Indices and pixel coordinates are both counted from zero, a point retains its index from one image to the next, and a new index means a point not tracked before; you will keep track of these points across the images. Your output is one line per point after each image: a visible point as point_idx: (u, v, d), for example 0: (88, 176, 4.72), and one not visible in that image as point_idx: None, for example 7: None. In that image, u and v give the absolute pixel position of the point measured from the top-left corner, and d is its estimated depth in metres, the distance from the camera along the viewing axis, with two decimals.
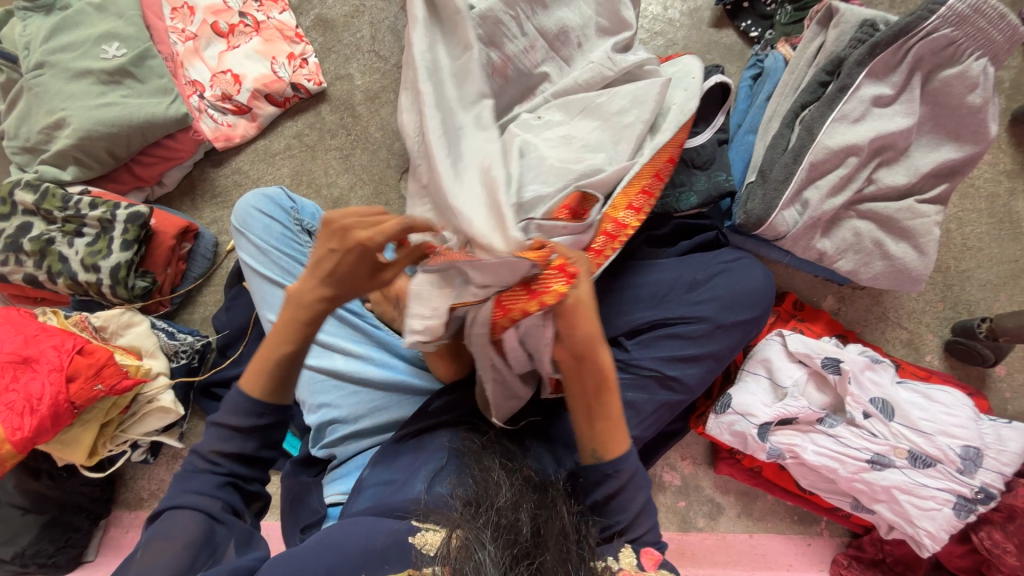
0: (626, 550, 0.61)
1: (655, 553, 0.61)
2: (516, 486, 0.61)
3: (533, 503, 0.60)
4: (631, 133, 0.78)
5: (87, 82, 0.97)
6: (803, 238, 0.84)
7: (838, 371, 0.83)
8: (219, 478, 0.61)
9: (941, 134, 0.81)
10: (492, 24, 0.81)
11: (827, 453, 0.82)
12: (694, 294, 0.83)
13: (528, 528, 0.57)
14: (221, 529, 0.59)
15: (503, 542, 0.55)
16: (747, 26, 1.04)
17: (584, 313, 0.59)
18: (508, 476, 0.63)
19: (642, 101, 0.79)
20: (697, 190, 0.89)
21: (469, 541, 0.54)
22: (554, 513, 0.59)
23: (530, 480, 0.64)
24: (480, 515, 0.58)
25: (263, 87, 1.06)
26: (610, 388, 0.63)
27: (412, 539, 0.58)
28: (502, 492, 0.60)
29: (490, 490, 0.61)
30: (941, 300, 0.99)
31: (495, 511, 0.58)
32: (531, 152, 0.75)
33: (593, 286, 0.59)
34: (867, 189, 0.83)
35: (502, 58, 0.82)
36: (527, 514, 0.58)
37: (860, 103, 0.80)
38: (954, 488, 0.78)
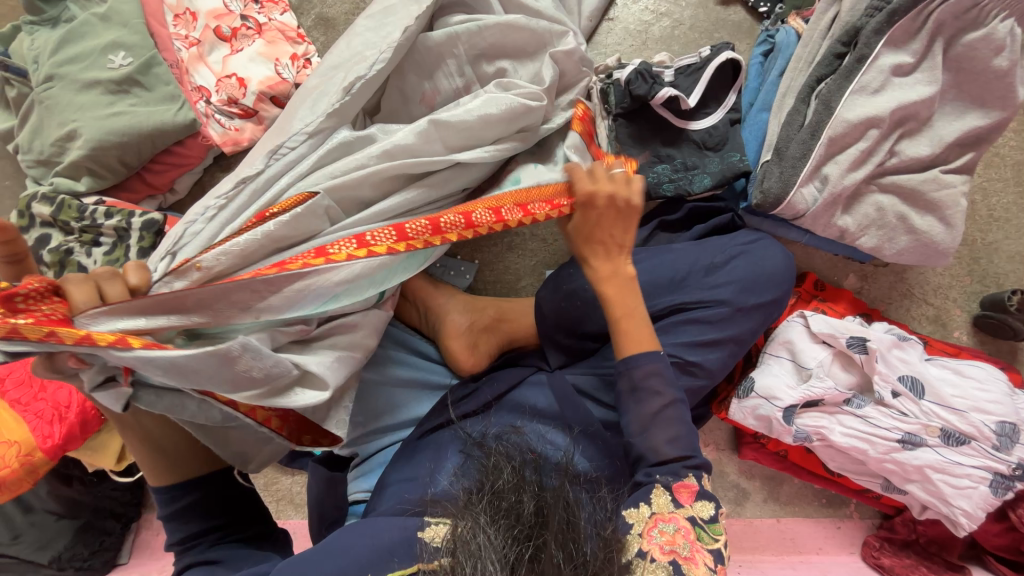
0: (659, 490, 0.62)
1: (688, 484, 0.63)
2: (517, 469, 0.61)
3: (535, 485, 0.59)
4: (455, 134, 0.74)
5: (96, 93, 0.98)
6: (823, 216, 0.82)
7: (864, 350, 0.81)
8: (207, 539, 0.61)
9: (966, 101, 0.78)
10: (428, 53, 0.77)
11: (854, 434, 0.81)
12: (712, 277, 0.82)
13: (529, 509, 0.56)
14: (216, 568, 0.58)
15: (502, 525, 0.54)
16: (755, 2, 1.02)
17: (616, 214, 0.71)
18: (509, 458, 0.63)
19: (483, 103, 0.74)
20: (711, 172, 0.89)
21: (468, 528, 0.54)
22: (556, 494, 0.58)
23: (533, 464, 0.63)
24: (481, 499, 0.58)
25: (268, 89, 1.05)
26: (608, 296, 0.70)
27: (420, 534, 0.58)
28: (503, 475, 0.60)
29: (491, 474, 0.61)
30: (968, 275, 0.96)
31: (495, 495, 0.57)
32: (326, 161, 0.70)
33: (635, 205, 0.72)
34: (889, 162, 0.80)
35: (434, 90, 0.79)
36: (529, 495, 0.58)
37: (880, 73, 0.77)
38: (989, 465, 0.76)
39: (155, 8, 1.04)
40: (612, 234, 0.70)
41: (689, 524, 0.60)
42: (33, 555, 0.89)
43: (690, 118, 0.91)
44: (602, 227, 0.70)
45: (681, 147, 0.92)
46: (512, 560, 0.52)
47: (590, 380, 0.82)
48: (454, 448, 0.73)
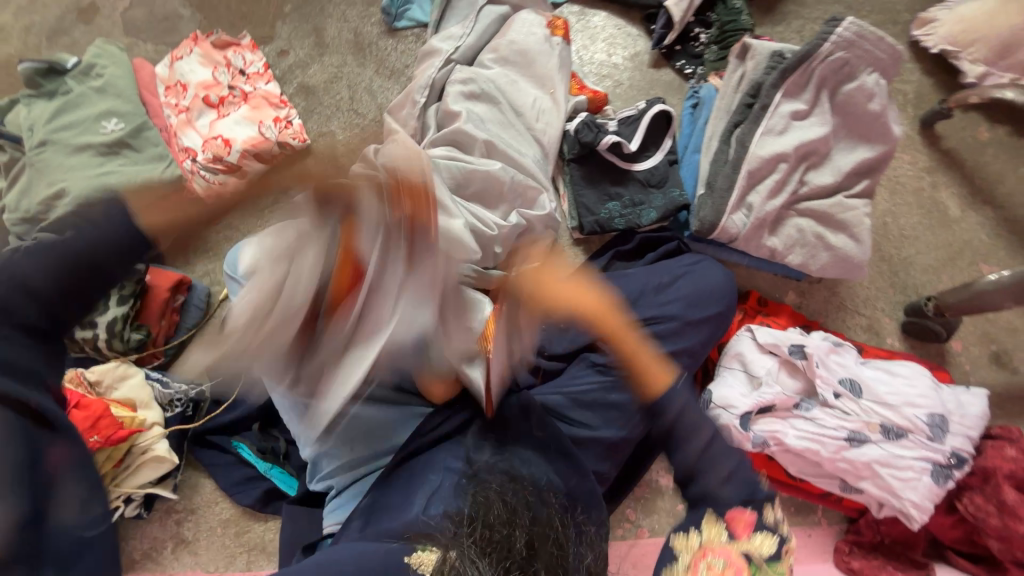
0: (711, 520, 0.57)
1: (747, 519, 0.56)
2: (508, 503, 0.64)
3: (526, 518, 0.62)
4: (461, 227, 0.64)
5: (86, 155, 1.05)
6: (754, 237, 0.93)
7: (804, 356, 0.90)
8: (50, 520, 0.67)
9: (855, 138, 0.92)
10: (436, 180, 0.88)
11: (807, 436, 0.86)
12: (662, 296, 0.90)
13: (521, 543, 0.59)
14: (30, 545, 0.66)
15: (495, 558, 0.58)
16: (681, 65, 1.19)
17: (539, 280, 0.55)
18: (499, 491, 0.67)
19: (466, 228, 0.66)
20: (656, 207, 1.02)
21: (460, 562, 0.57)
22: (545, 523, 0.63)
23: (522, 494, 0.67)
24: (473, 532, 0.60)
25: (251, 147, 1.14)
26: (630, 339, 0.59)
27: (408, 560, 0.61)
28: (494, 509, 0.63)
29: (482, 507, 0.64)
30: (891, 287, 1.07)
31: (489, 528, 0.60)
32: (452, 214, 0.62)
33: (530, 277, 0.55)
34: (801, 190, 0.93)
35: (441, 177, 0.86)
36: (520, 530, 0.61)
37: (781, 118, 0.92)
38: (928, 456, 0.82)
39: (148, 82, 1.17)
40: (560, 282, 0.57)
41: (742, 559, 0.55)
42: None
43: (634, 160, 1.04)
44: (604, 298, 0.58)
45: (628, 185, 1.04)
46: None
47: (559, 399, 0.87)
48: (435, 474, 0.78)
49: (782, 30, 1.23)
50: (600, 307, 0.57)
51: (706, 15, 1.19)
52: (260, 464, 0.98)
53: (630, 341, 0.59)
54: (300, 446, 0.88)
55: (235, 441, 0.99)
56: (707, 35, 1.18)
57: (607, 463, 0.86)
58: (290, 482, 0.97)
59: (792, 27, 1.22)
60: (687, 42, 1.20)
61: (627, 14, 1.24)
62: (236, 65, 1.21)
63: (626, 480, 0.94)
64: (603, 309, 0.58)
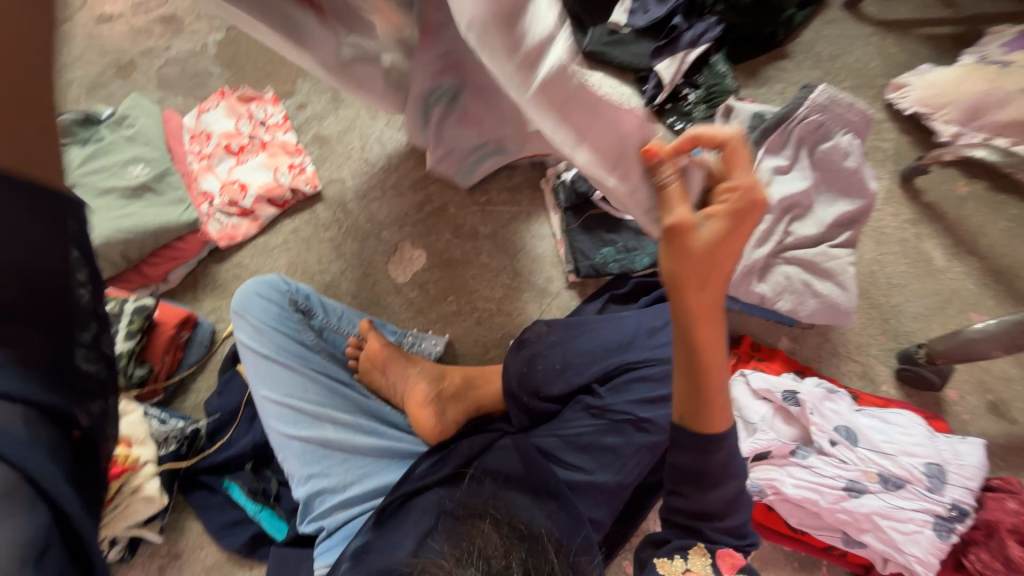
0: (699, 550, 0.62)
1: (731, 554, 0.61)
2: (505, 536, 0.67)
3: (522, 551, 0.65)
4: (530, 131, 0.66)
5: (111, 197, 1.12)
6: (742, 284, 0.96)
7: (797, 403, 0.90)
8: None
9: (835, 192, 0.97)
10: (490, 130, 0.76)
11: (804, 485, 0.85)
12: (655, 339, 0.93)
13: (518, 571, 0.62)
14: None
15: None
16: (671, 122, 1.28)
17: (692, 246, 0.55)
18: (496, 527, 0.69)
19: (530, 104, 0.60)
20: (648, 253, 1.07)
21: None
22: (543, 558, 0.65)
23: (519, 532, 0.69)
24: (472, 565, 0.62)
25: (265, 192, 1.21)
26: (708, 355, 0.58)
27: None
28: (491, 542, 0.66)
29: (479, 542, 0.66)
30: (882, 334, 1.09)
31: (484, 559, 0.63)
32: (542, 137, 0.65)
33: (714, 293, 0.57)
34: (787, 240, 0.97)
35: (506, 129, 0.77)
36: (517, 559, 0.63)
37: (764, 173, 0.97)
38: (929, 508, 0.80)
39: (175, 131, 1.25)
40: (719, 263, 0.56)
41: None
42: None
43: None
44: (732, 262, 0.56)
45: (621, 232, 1.09)
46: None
47: (553, 442, 0.87)
48: (428, 516, 0.78)
49: (765, 92, 1.32)
50: (707, 276, 0.55)
51: (693, 78, 1.29)
52: (249, 506, 0.97)
53: (712, 353, 0.58)
54: (294, 487, 0.90)
55: (228, 481, 0.99)
56: (695, 95, 1.28)
57: (602, 509, 0.83)
58: (279, 526, 0.96)
59: (774, 89, 1.32)
60: (678, 101, 1.29)
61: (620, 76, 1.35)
62: (257, 117, 1.30)
63: (620, 535, 0.90)
64: (711, 279, 0.56)
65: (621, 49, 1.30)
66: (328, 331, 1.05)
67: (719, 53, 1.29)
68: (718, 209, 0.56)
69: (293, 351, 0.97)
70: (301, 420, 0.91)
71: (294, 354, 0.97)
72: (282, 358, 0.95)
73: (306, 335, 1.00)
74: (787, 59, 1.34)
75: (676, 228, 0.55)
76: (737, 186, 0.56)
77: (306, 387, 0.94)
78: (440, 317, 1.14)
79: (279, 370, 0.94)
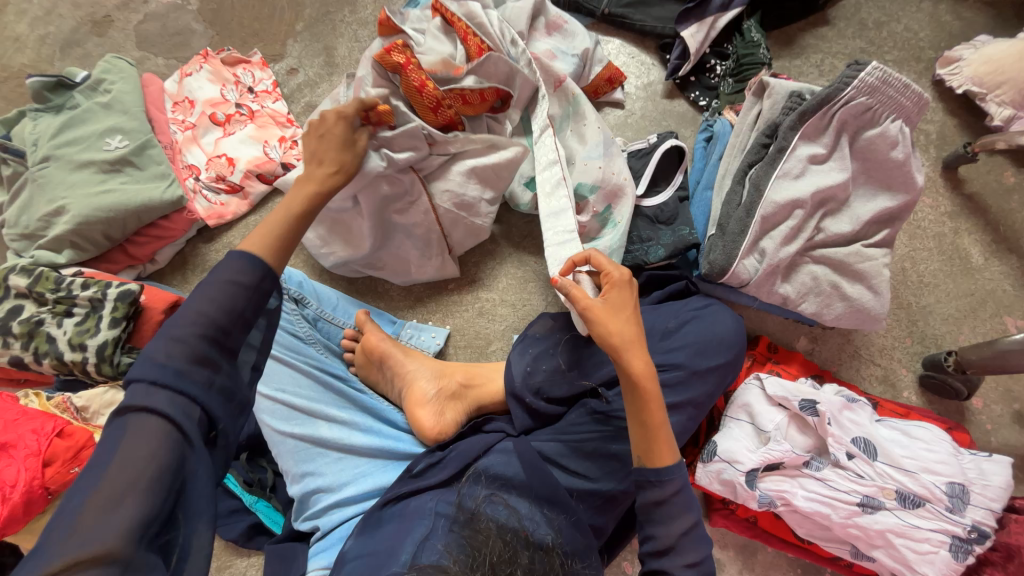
0: None
1: None
2: (508, 541, 0.66)
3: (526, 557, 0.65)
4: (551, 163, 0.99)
5: (89, 172, 1.04)
6: (765, 284, 0.89)
7: (816, 413, 0.85)
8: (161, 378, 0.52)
9: (876, 185, 0.89)
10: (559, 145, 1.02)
11: (817, 499, 0.82)
12: (667, 341, 0.87)
13: None
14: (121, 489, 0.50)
15: None
16: (695, 97, 1.16)
17: (600, 316, 0.71)
18: (499, 531, 0.68)
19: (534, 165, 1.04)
20: (664, 244, 0.99)
21: None
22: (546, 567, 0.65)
23: (525, 538, 0.68)
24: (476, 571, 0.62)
25: (255, 167, 1.13)
26: (644, 389, 0.69)
27: None
28: (495, 546, 0.64)
29: (481, 544, 0.65)
30: (908, 336, 1.03)
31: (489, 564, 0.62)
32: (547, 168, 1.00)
33: (629, 325, 0.71)
34: (817, 237, 0.89)
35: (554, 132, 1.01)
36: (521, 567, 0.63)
37: (798, 162, 0.88)
38: (946, 528, 0.77)
39: (156, 96, 1.16)
40: (632, 322, 0.72)
41: None
42: None
43: (643, 195, 1.03)
44: (634, 320, 0.72)
45: (636, 222, 1.02)
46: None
47: (555, 447, 0.83)
48: (425, 516, 0.76)
49: (801, 64, 1.19)
50: (621, 335, 0.70)
51: (722, 47, 1.16)
52: (245, 497, 0.95)
53: (651, 391, 0.69)
54: (289, 484, 0.88)
55: (221, 471, 0.95)
56: (723, 68, 1.16)
57: (603, 516, 0.81)
58: (276, 518, 0.95)
59: (811, 60, 1.19)
60: (703, 73, 1.17)
61: (642, 41, 1.21)
62: (244, 83, 1.20)
63: (619, 539, 0.88)
64: (622, 339, 0.70)
65: (643, 12, 1.18)
66: (323, 320, 0.99)
67: (753, 18, 1.15)
68: (607, 294, 0.73)
69: (288, 342, 0.94)
70: (294, 416, 0.89)
71: (288, 346, 0.94)
72: (276, 351, 0.92)
73: (298, 324, 0.95)
74: (827, 27, 1.21)
75: (587, 312, 0.72)
76: (615, 273, 0.74)
77: (299, 381, 0.92)
78: (439, 308, 1.08)
79: (272, 364, 0.91)
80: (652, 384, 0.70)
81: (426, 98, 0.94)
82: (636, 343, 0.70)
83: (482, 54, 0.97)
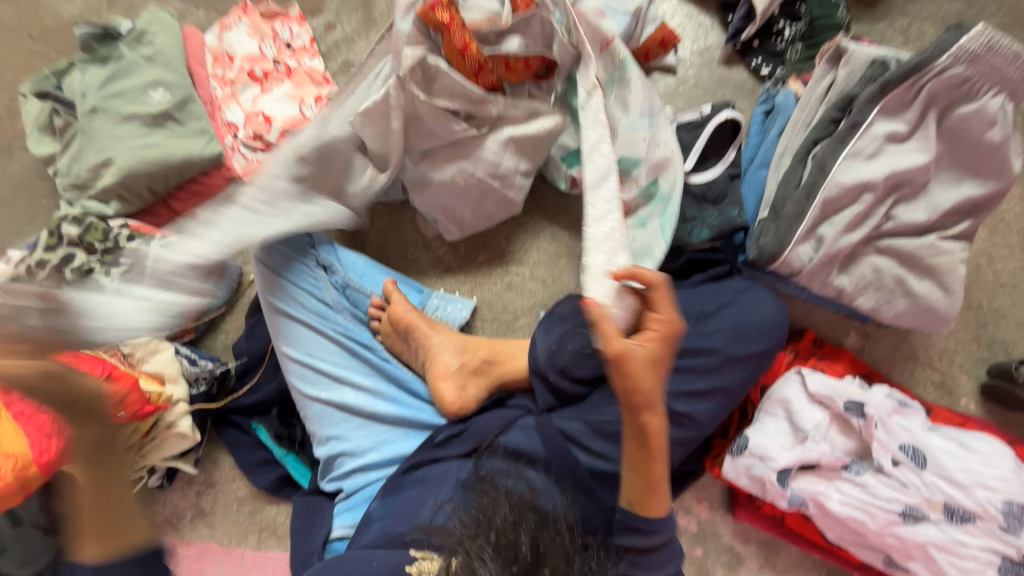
0: None
1: None
2: (515, 508, 0.64)
3: (532, 523, 0.62)
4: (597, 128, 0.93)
5: (133, 125, 1.06)
6: (820, 274, 0.83)
7: (862, 415, 0.80)
8: None
9: (962, 170, 0.78)
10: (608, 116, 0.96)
11: (853, 504, 0.78)
12: (703, 325, 0.82)
13: (528, 549, 0.59)
14: None
15: (502, 561, 0.58)
16: (757, 65, 1.06)
17: (636, 369, 0.63)
18: (507, 499, 0.66)
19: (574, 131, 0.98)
20: (710, 225, 0.93)
21: (469, 557, 0.58)
22: (554, 537, 0.62)
23: (529, 504, 0.67)
24: (481, 535, 0.61)
25: (291, 127, 1.12)
26: (652, 450, 0.66)
27: (409, 568, 0.64)
28: (501, 512, 0.63)
29: (489, 511, 0.64)
30: (974, 340, 0.94)
31: (495, 530, 0.61)
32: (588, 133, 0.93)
33: (655, 386, 0.64)
34: (885, 226, 0.81)
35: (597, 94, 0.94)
36: (527, 535, 0.61)
37: (873, 140, 0.79)
38: (996, 548, 0.72)
39: (197, 51, 1.16)
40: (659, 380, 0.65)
41: None
42: (16, 570, 0.89)
43: (693, 170, 0.95)
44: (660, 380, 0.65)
45: (681, 199, 0.95)
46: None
47: (578, 426, 0.81)
48: (446, 485, 0.78)
49: (884, 28, 1.06)
50: (644, 395, 0.64)
51: (793, 7, 1.04)
52: (274, 450, 0.99)
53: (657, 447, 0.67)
54: (315, 443, 0.91)
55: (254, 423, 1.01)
56: (793, 31, 1.04)
57: None
58: (304, 472, 0.99)
59: (896, 24, 1.05)
60: (768, 37, 1.06)
61: None
62: (283, 38, 1.17)
63: None
64: (643, 399, 0.64)
65: None
66: (352, 288, 0.97)
67: None
68: (649, 341, 0.64)
69: (313, 308, 0.93)
70: (321, 380, 0.91)
71: (314, 312, 0.93)
72: (302, 316, 0.92)
73: (325, 291, 0.94)
74: None
75: (620, 360, 0.63)
76: (667, 323, 0.64)
77: (325, 347, 0.92)
78: (467, 282, 1.06)
79: (301, 328, 0.92)
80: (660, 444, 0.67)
81: (468, 62, 0.90)
82: (659, 405, 0.65)
83: (528, 9, 0.91)
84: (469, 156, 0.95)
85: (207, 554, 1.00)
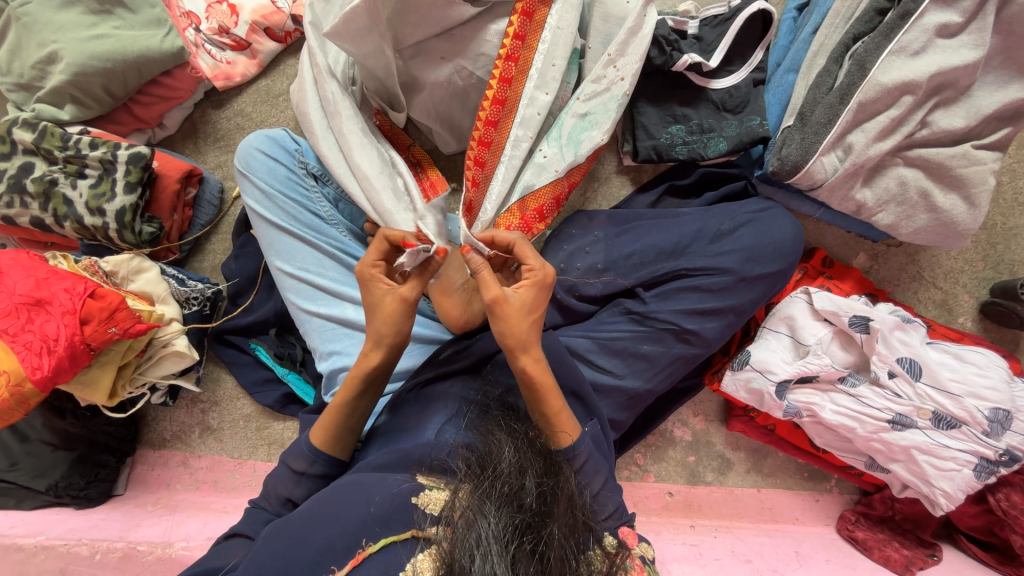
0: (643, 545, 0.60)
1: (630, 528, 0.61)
2: (521, 450, 0.59)
3: (537, 469, 0.57)
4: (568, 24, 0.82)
5: (77, 12, 0.91)
6: (842, 187, 0.78)
7: (866, 330, 0.79)
8: None
9: (1011, 70, 0.72)
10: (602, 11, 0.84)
11: (845, 413, 0.80)
12: (718, 245, 0.80)
13: (532, 498, 0.54)
14: None
15: (504, 511, 0.52)
16: None
17: (505, 312, 0.64)
18: (512, 439, 0.61)
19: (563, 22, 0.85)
20: (727, 136, 0.85)
21: (471, 509, 0.51)
22: (559, 483, 0.57)
23: (533, 441, 0.62)
24: (482, 478, 0.55)
25: (262, 19, 0.97)
26: (539, 387, 0.65)
27: (415, 500, 0.55)
28: (506, 455, 0.58)
29: (492, 453, 0.58)
30: (982, 260, 0.93)
31: (498, 476, 0.55)
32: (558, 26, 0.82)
33: (531, 328, 0.66)
34: (919, 133, 0.76)
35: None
36: (532, 482, 0.56)
37: (922, 33, 0.71)
38: (976, 450, 0.76)
39: None
40: (533, 328, 0.66)
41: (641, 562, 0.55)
42: (32, 481, 0.92)
43: (712, 76, 0.86)
44: (538, 324, 0.67)
45: (698, 107, 0.87)
46: (514, 550, 0.49)
47: (584, 342, 0.80)
48: (449, 402, 0.74)
49: None
50: (522, 335, 0.65)
51: None
52: (277, 369, 0.99)
53: (547, 382, 0.66)
54: (318, 359, 0.88)
55: (254, 343, 1.00)
56: None
57: (625, 412, 0.82)
58: (308, 390, 0.99)
59: None
60: None
61: None
62: None
63: (634, 432, 0.91)
64: (520, 340, 0.65)
65: None
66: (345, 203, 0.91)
67: None
68: (522, 290, 0.66)
69: (307, 221, 0.88)
70: (321, 297, 0.87)
71: (307, 225, 0.88)
72: (295, 229, 0.87)
73: (319, 205, 0.89)
74: None
75: (497, 306, 0.64)
76: (538, 270, 0.67)
77: (323, 262, 0.88)
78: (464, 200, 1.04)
79: (294, 243, 0.87)
80: (548, 377, 0.66)
81: None
82: (533, 346, 0.66)
83: None
84: (466, 51, 0.83)
85: (219, 465, 1.04)
